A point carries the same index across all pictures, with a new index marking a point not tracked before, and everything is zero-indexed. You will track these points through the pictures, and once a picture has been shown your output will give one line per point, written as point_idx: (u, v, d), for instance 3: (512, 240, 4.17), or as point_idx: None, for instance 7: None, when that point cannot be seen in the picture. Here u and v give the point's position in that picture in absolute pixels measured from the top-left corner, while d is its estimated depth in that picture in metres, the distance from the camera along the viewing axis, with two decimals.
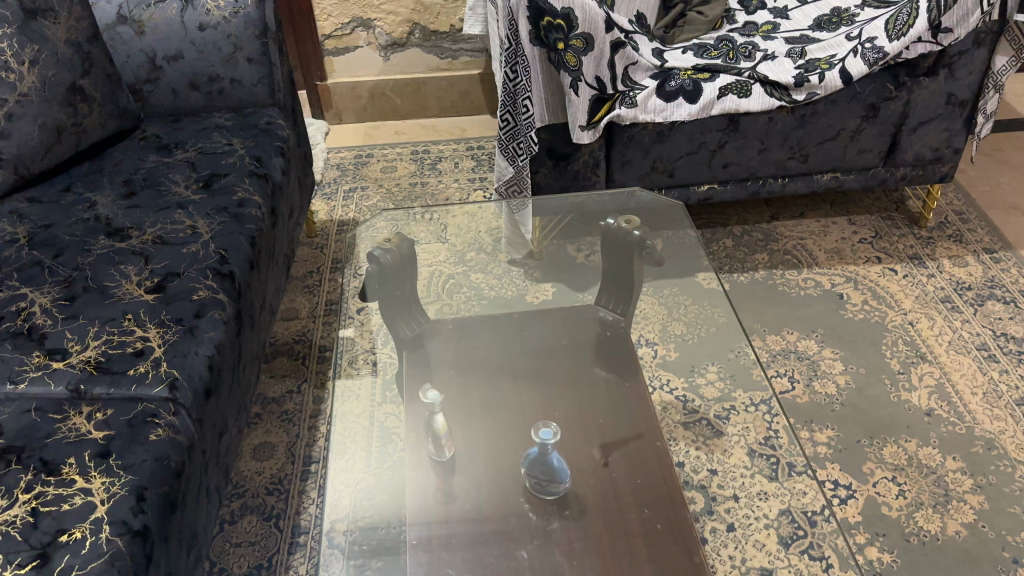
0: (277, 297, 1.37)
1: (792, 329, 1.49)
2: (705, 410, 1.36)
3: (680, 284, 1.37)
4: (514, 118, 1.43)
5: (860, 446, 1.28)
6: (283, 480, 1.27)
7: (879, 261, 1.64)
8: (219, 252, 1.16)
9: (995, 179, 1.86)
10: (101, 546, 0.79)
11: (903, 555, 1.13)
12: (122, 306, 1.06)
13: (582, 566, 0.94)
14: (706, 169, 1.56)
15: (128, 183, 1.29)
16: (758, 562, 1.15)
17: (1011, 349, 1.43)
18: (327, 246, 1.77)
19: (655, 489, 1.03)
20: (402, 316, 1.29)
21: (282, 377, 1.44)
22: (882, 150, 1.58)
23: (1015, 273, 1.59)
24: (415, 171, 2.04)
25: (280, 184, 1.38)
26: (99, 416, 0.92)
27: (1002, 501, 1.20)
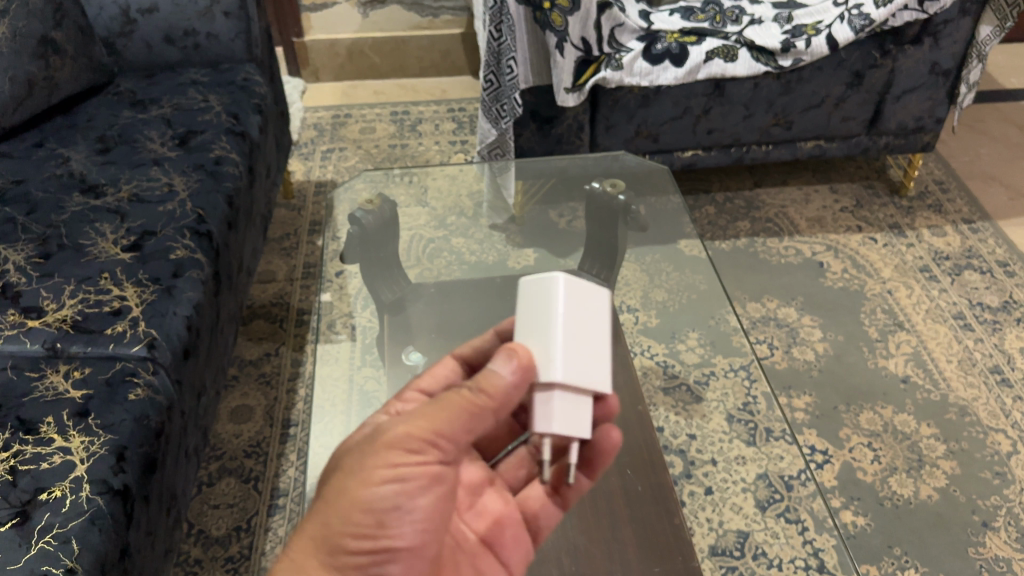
0: (255, 258, 1.35)
1: (772, 297, 1.50)
2: (685, 376, 1.34)
3: (663, 252, 1.36)
4: (497, 79, 1.41)
5: (838, 412, 1.30)
6: (261, 442, 1.26)
7: (859, 229, 1.65)
8: (197, 211, 1.14)
9: (975, 150, 1.87)
10: (82, 505, 0.78)
11: (877, 518, 1.15)
12: (98, 265, 1.04)
13: (564, 526, 0.97)
14: (691, 134, 1.55)
15: (103, 139, 1.26)
16: (735, 524, 1.18)
17: (986, 318, 1.45)
18: (305, 208, 1.74)
19: (637, 452, 1.06)
20: (380, 279, 1.28)
21: (259, 339, 1.43)
22: (865, 118, 1.59)
23: (992, 243, 1.61)
24: (394, 133, 2.01)
25: (258, 142, 1.35)
26: (77, 374, 0.91)
27: (974, 467, 1.22)
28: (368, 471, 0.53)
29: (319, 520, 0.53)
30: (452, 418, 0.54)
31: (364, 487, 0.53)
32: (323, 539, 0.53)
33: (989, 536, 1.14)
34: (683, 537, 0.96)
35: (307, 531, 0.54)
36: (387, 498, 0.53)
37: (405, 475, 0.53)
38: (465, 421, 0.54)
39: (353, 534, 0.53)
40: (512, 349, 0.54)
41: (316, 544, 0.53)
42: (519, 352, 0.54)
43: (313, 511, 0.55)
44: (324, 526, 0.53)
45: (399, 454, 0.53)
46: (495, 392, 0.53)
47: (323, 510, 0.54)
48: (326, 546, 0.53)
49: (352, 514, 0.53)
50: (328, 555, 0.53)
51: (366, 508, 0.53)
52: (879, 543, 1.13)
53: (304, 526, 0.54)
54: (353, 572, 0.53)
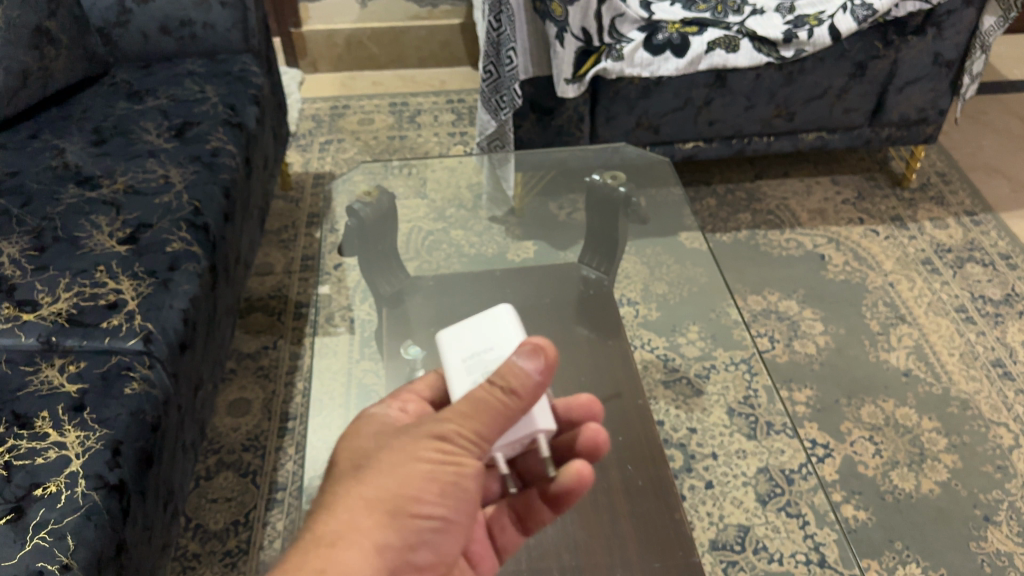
0: (252, 251, 1.34)
1: (773, 290, 1.49)
2: (685, 369, 1.35)
3: (663, 244, 1.34)
4: (497, 70, 1.39)
5: (839, 406, 1.29)
6: (260, 436, 1.25)
7: (860, 222, 1.64)
8: (193, 203, 1.13)
9: (978, 142, 1.85)
10: (78, 500, 0.77)
11: (878, 513, 1.15)
12: (93, 258, 1.03)
13: (563, 522, 0.96)
14: (692, 125, 1.54)
15: (98, 130, 1.25)
16: (735, 519, 1.16)
17: (988, 311, 1.44)
18: (303, 199, 1.73)
19: (638, 447, 1.05)
20: (378, 271, 1.27)
21: (258, 332, 1.42)
22: (868, 109, 1.57)
23: (994, 235, 1.60)
24: (393, 124, 2.00)
25: (255, 134, 1.34)
26: (72, 368, 0.90)
27: (976, 461, 1.21)
28: (425, 447, 0.52)
29: (376, 486, 0.50)
30: (496, 424, 0.53)
31: (423, 459, 0.51)
32: (383, 504, 0.50)
33: (990, 530, 1.13)
34: (684, 533, 0.95)
35: (361, 494, 0.50)
36: (446, 474, 0.52)
37: (460, 453, 0.52)
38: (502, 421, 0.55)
39: (414, 503, 0.51)
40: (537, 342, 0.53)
41: (373, 507, 0.50)
42: (546, 349, 0.53)
43: (363, 477, 0.51)
44: (385, 490, 0.50)
45: (454, 434, 0.53)
46: (526, 393, 0.52)
47: (379, 476, 0.51)
48: (387, 511, 0.50)
49: (415, 481, 0.51)
50: (387, 520, 0.50)
51: (428, 478, 0.51)
52: (881, 537, 1.12)
53: (360, 490, 0.51)
54: (407, 539, 0.51)
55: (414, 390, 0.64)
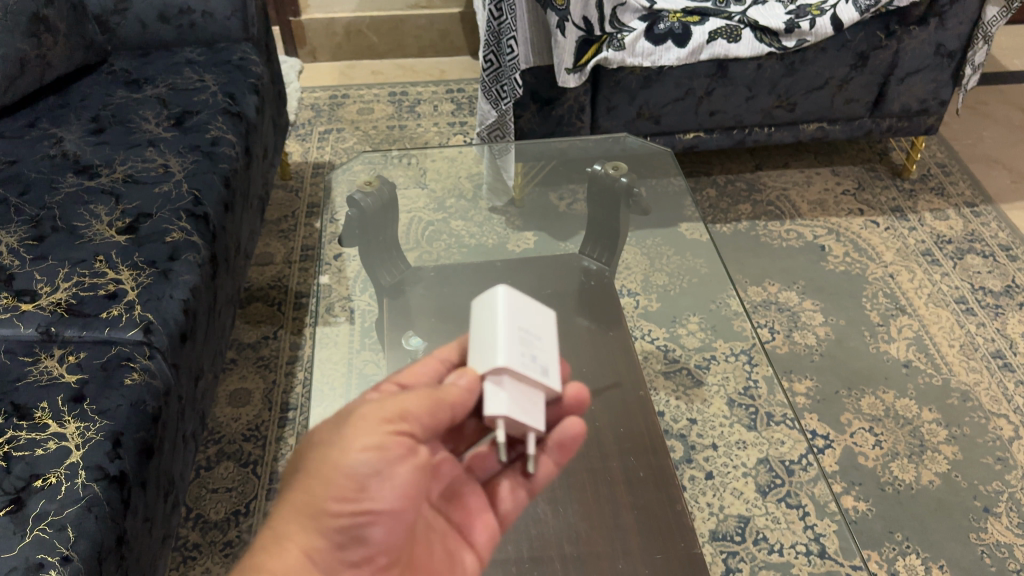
0: (252, 241, 1.33)
1: (773, 281, 1.49)
2: (685, 360, 1.32)
3: (663, 235, 1.34)
4: (497, 59, 1.39)
5: (839, 396, 1.29)
6: (260, 426, 1.25)
7: (861, 213, 1.64)
8: (193, 192, 1.12)
9: (979, 133, 1.85)
10: (78, 491, 0.77)
11: (878, 504, 1.15)
12: (93, 247, 1.02)
13: (565, 514, 0.96)
14: (693, 116, 1.54)
15: (96, 119, 1.24)
16: (735, 509, 1.20)
17: (988, 302, 1.44)
18: (302, 189, 1.72)
19: (638, 437, 1.05)
20: (381, 262, 1.28)
21: (258, 322, 1.41)
22: (869, 100, 1.57)
23: (994, 227, 1.59)
24: (392, 113, 1.99)
25: (255, 123, 1.33)
26: (72, 359, 0.89)
27: (975, 452, 1.21)
28: (347, 441, 0.51)
29: (299, 491, 0.52)
30: (421, 399, 0.54)
31: (346, 454, 0.51)
32: (305, 506, 0.52)
33: (990, 521, 1.13)
34: (685, 523, 0.95)
35: (291, 499, 0.52)
36: (370, 464, 0.51)
37: (386, 444, 0.52)
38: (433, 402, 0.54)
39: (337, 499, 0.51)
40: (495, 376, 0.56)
41: (299, 513, 0.52)
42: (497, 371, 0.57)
43: (294, 482, 0.53)
44: (308, 493, 0.51)
45: (379, 423, 0.52)
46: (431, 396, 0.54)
47: (305, 481, 0.52)
48: (308, 513, 0.52)
49: (336, 479, 0.51)
50: (311, 523, 0.52)
51: (349, 473, 0.51)
52: (880, 528, 1.12)
53: (290, 496, 0.52)
54: (335, 536, 0.52)
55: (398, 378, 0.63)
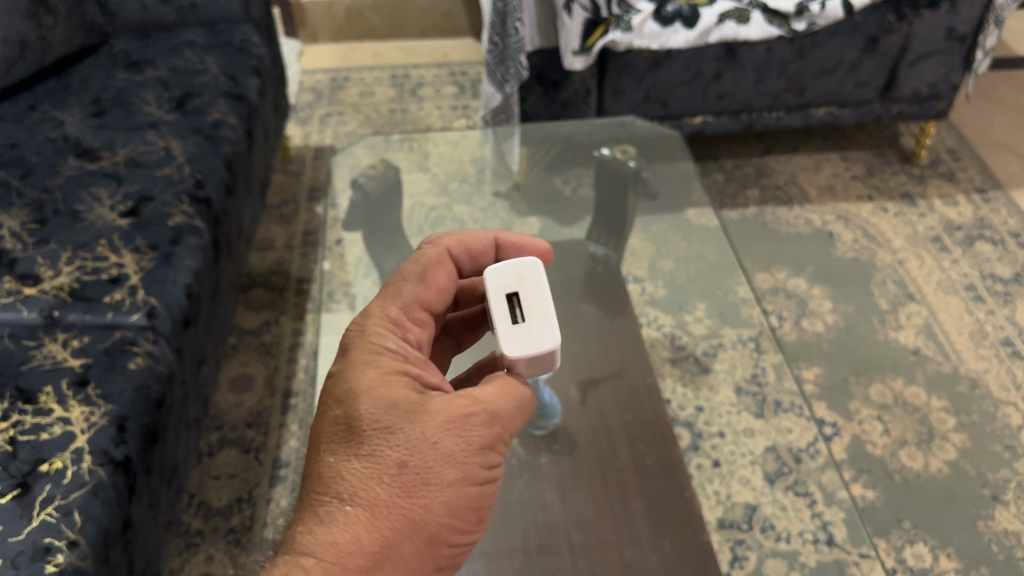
0: (254, 225, 1.31)
1: (781, 268, 1.47)
2: (692, 348, 1.35)
3: (671, 221, 1.32)
4: (503, 42, 1.35)
5: (847, 384, 1.28)
6: (262, 413, 1.24)
7: (870, 199, 1.62)
8: (195, 175, 1.11)
9: (989, 118, 1.83)
10: (83, 476, 0.76)
11: (885, 492, 1.14)
12: (94, 231, 1.00)
13: (572, 501, 0.95)
14: (701, 99, 1.52)
15: (97, 101, 1.22)
16: (743, 497, 1.15)
17: (998, 289, 1.43)
18: (303, 173, 1.71)
19: (645, 425, 1.04)
20: (385, 246, 1.26)
21: (259, 308, 1.40)
22: (879, 84, 1.55)
23: (1004, 214, 1.58)
24: (394, 97, 1.97)
25: (257, 106, 1.31)
26: (75, 343, 0.88)
27: (985, 440, 1.20)
28: (472, 468, 0.51)
29: (417, 508, 0.49)
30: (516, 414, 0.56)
31: (467, 482, 0.51)
32: (428, 523, 0.49)
33: (998, 509, 1.12)
34: (693, 511, 0.94)
35: (403, 514, 0.48)
36: (483, 497, 0.52)
37: (491, 475, 0.53)
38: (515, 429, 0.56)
39: (453, 529, 0.50)
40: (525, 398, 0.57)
41: (416, 537, 0.49)
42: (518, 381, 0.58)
43: (401, 491, 0.49)
44: (430, 515, 0.49)
45: (493, 452, 0.53)
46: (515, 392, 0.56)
47: (427, 497, 0.49)
48: (426, 535, 0.49)
49: (459, 508, 0.50)
50: (426, 547, 0.49)
51: (472, 507, 0.51)
52: (888, 516, 1.11)
53: (404, 513, 0.48)
54: (438, 561, 0.51)
55: (422, 298, 0.62)
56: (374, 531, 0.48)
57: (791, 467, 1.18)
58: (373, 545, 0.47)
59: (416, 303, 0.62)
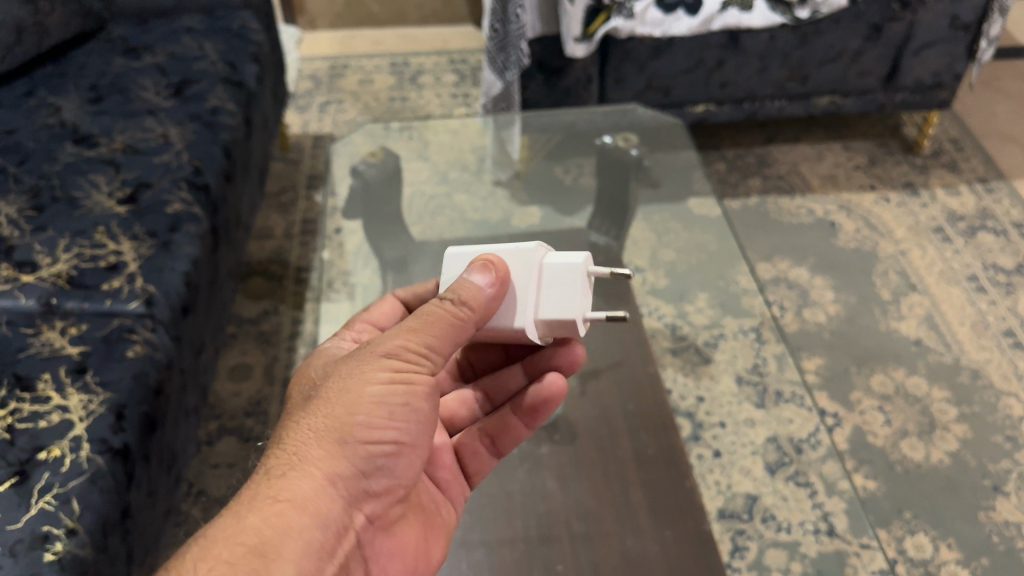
0: (252, 213, 1.31)
1: (783, 258, 1.47)
2: (693, 337, 1.34)
3: (673, 210, 1.32)
4: (504, 29, 1.33)
5: (849, 374, 1.28)
6: (261, 402, 1.23)
7: (872, 188, 1.61)
8: (194, 162, 1.10)
9: (992, 108, 1.82)
10: (82, 465, 0.76)
11: (886, 482, 1.14)
12: (92, 218, 1.00)
13: (573, 490, 0.95)
14: (703, 87, 1.51)
15: (95, 88, 1.21)
16: (743, 487, 1.15)
17: (1000, 280, 1.42)
18: (302, 161, 1.70)
19: (646, 415, 1.03)
20: (385, 236, 1.25)
21: (258, 297, 1.39)
22: (882, 73, 1.54)
23: (1006, 204, 1.57)
24: (394, 84, 1.96)
25: (255, 92, 1.30)
26: (74, 331, 0.87)
27: (986, 431, 1.20)
28: (371, 371, 0.53)
29: (317, 421, 0.52)
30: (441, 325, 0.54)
31: (368, 383, 0.52)
32: (330, 430, 0.51)
33: (999, 500, 1.12)
34: (694, 501, 0.94)
35: (308, 426, 0.52)
36: (397, 394, 0.52)
37: (405, 376, 0.53)
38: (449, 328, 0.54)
39: (363, 429, 0.52)
40: (487, 260, 0.56)
41: (319, 442, 0.51)
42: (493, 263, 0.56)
43: (307, 414, 0.53)
44: (331, 419, 0.51)
45: (404, 353, 0.53)
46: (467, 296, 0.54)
47: (326, 406, 0.52)
48: (329, 441, 0.51)
49: (361, 407, 0.52)
50: (335, 450, 0.51)
51: (376, 405, 0.52)
52: (889, 506, 1.11)
53: (306, 425, 0.52)
54: (358, 463, 0.52)
55: (368, 318, 0.72)
56: (283, 446, 0.51)
57: (792, 457, 1.18)
58: (279, 457, 0.51)
59: (368, 324, 0.71)
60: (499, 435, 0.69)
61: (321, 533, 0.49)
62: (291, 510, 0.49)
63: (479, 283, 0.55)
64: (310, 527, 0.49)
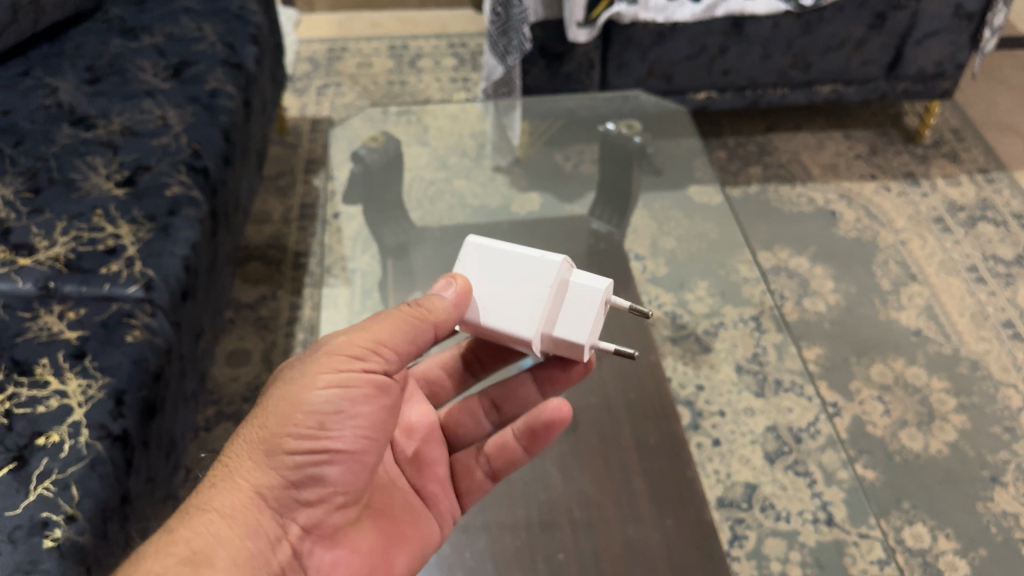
0: (250, 196, 1.29)
1: (784, 246, 1.47)
2: (693, 326, 1.33)
3: (674, 198, 1.32)
4: (506, 12, 1.31)
5: (848, 363, 1.28)
6: (259, 387, 1.23)
7: (873, 178, 1.61)
8: (192, 146, 1.09)
9: (993, 98, 1.82)
10: (81, 450, 0.75)
11: (886, 472, 1.14)
12: (90, 201, 0.99)
13: (574, 481, 0.94)
14: (705, 74, 1.50)
15: (92, 68, 1.19)
16: (743, 476, 1.15)
17: (1000, 271, 1.42)
18: (300, 145, 1.68)
19: (648, 404, 1.03)
20: (385, 221, 1.24)
21: (255, 282, 1.38)
22: (885, 62, 1.53)
23: (1007, 194, 1.57)
24: (393, 68, 1.94)
25: (254, 75, 1.29)
26: (72, 315, 0.86)
27: (984, 422, 1.20)
28: (307, 382, 0.56)
29: (257, 432, 0.56)
30: (393, 330, 0.58)
31: (303, 394, 0.56)
32: (266, 440, 0.56)
33: (998, 491, 1.12)
34: (694, 490, 0.93)
35: (247, 438, 0.57)
36: (331, 406, 0.56)
37: (341, 382, 0.56)
38: (400, 328, 0.58)
39: (292, 439, 0.55)
40: (452, 278, 0.61)
41: (257, 453, 0.56)
42: (459, 278, 0.61)
43: (252, 423, 0.57)
44: (264, 430, 0.56)
45: (349, 362, 0.56)
46: (427, 303, 0.59)
47: (264, 416, 0.57)
48: (265, 453, 0.56)
49: (292, 417, 0.55)
50: (270, 461, 0.56)
51: (308, 413, 0.55)
52: (888, 496, 1.12)
53: (245, 437, 0.57)
54: (289, 475, 0.56)
55: None
56: (226, 457, 0.57)
57: (791, 446, 1.18)
58: (220, 467, 0.57)
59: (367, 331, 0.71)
60: (498, 458, 0.72)
61: (252, 541, 0.55)
62: (219, 518, 0.54)
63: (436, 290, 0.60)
64: (239, 535, 0.54)
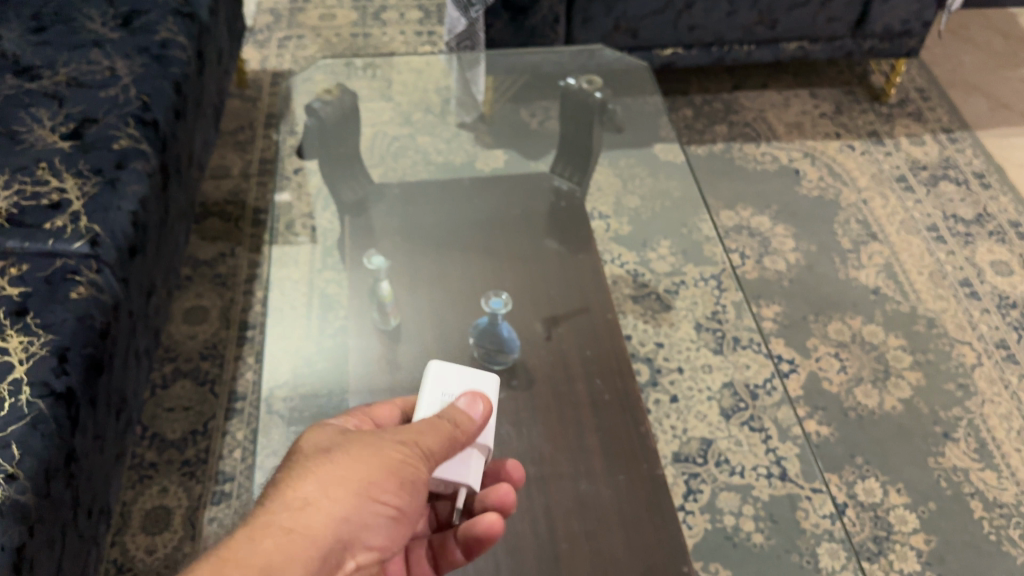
0: (205, 151, 1.27)
1: (746, 205, 1.46)
2: (654, 285, 1.32)
3: (638, 156, 1.32)
4: None
5: (806, 321, 1.29)
6: (218, 344, 1.22)
7: (837, 136, 1.61)
8: (142, 98, 1.06)
9: (959, 57, 1.82)
10: (22, 409, 0.74)
11: (840, 428, 1.16)
12: (34, 154, 0.96)
13: (530, 436, 0.94)
14: (671, 30, 1.49)
15: (37, 16, 1.15)
16: (699, 432, 1.16)
17: (959, 231, 1.43)
18: (260, 99, 1.64)
19: (604, 360, 1.02)
20: (344, 177, 1.22)
21: (213, 239, 1.36)
22: (851, 19, 1.52)
23: (969, 154, 1.58)
24: (356, 21, 1.90)
25: (208, 26, 1.25)
26: (13, 271, 0.85)
27: (938, 378, 1.22)
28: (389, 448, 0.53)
29: (335, 470, 0.51)
30: (445, 438, 0.57)
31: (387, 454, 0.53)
32: (350, 481, 0.51)
33: (949, 446, 1.14)
34: (650, 446, 0.94)
35: (323, 474, 0.51)
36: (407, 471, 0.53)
37: (414, 453, 0.54)
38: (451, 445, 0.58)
39: (376, 488, 0.51)
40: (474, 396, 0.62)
41: (338, 487, 0.50)
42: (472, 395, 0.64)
43: (326, 462, 0.52)
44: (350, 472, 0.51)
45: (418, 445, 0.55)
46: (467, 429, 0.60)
47: (345, 462, 0.51)
48: (348, 490, 0.50)
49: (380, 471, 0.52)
50: (350, 502, 0.50)
51: (390, 471, 0.52)
52: (842, 452, 1.13)
53: (322, 470, 0.51)
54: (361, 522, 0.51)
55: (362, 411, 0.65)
56: (293, 484, 0.50)
57: (748, 403, 1.19)
58: (293, 493, 0.49)
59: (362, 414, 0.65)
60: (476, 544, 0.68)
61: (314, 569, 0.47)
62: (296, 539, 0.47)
63: (466, 411, 0.61)
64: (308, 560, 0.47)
